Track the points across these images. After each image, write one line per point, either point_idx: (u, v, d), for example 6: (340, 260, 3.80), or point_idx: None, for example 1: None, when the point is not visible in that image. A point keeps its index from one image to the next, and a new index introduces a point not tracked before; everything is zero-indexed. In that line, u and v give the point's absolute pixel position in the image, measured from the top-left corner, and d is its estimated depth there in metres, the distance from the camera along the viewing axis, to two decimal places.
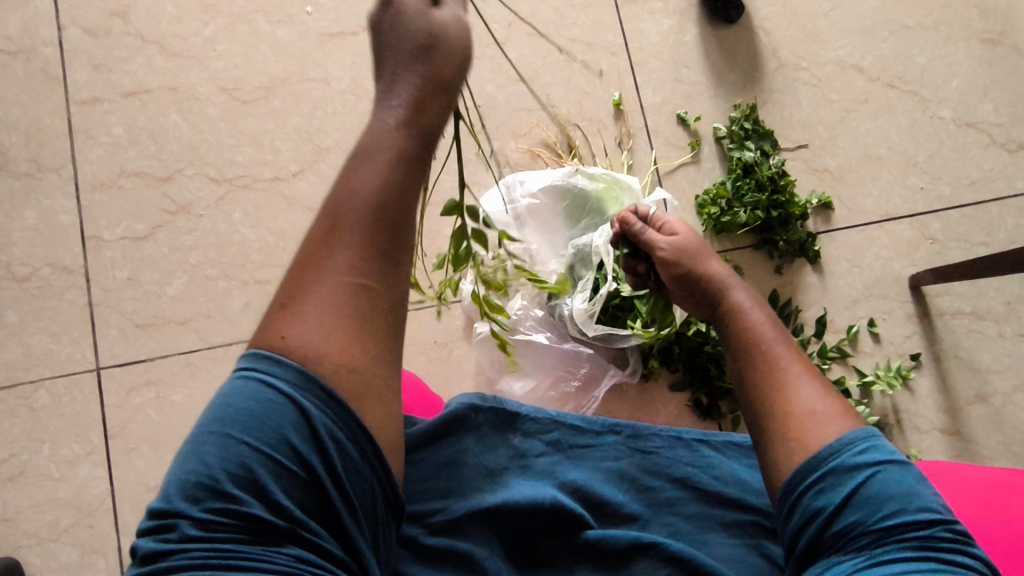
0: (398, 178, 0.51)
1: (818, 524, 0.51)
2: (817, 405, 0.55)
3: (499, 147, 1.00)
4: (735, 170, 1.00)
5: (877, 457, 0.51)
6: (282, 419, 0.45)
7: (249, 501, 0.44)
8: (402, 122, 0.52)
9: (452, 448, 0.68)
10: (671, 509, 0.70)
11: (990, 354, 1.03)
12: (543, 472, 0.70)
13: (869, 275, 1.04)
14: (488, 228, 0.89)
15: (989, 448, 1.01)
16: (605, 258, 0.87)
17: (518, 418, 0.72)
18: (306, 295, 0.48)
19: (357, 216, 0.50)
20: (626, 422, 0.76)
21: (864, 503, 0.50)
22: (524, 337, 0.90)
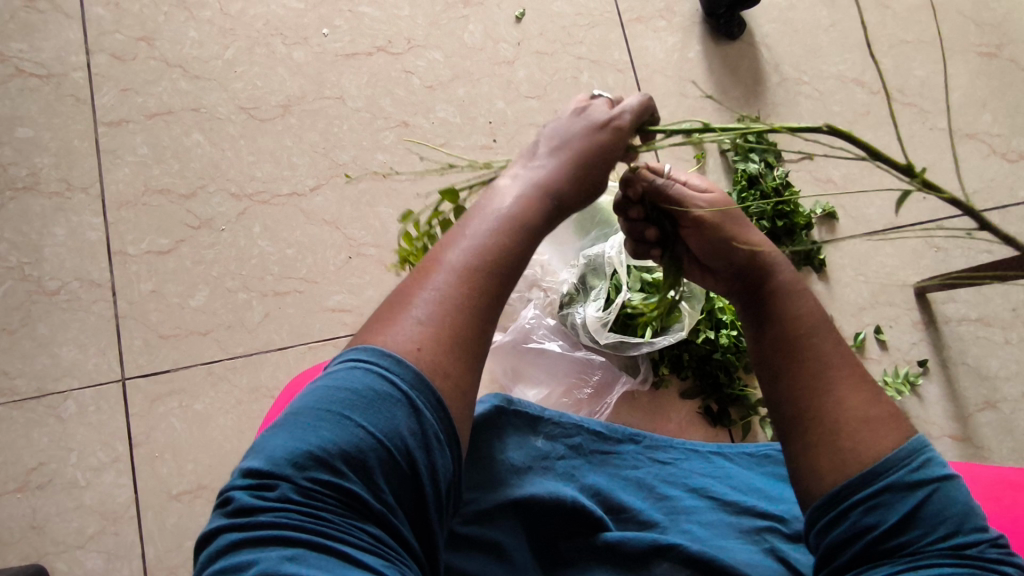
0: (533, 232, 0.54)
1: (871, 538, 0.50)
2: (869, 411, 0.54)
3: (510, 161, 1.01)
4: (740, 181, 1.03)
5: (933, 474, 0.50)
6: (398, 408, 0.45)
7: (351, 478, 0.43)
8: (548, 173, 0.56)
9: (479, 444, 0.70)
10: (687, 516, 0.71)
11: (998, 360, 1.05)
12: (564, 475, 0.72)
13: (874, 283, 1.06)
14: None
15: (1000, 453, 1.02)
16: (618, 268, 0.89)
17: (542, 421, 0.75)
18: (434, 314, 0.48)
19: (497, 250, 0.51)
20: (644, 434, 0.79)
21: (921, 523, 0.49)
22: (537, 345, 0.92)
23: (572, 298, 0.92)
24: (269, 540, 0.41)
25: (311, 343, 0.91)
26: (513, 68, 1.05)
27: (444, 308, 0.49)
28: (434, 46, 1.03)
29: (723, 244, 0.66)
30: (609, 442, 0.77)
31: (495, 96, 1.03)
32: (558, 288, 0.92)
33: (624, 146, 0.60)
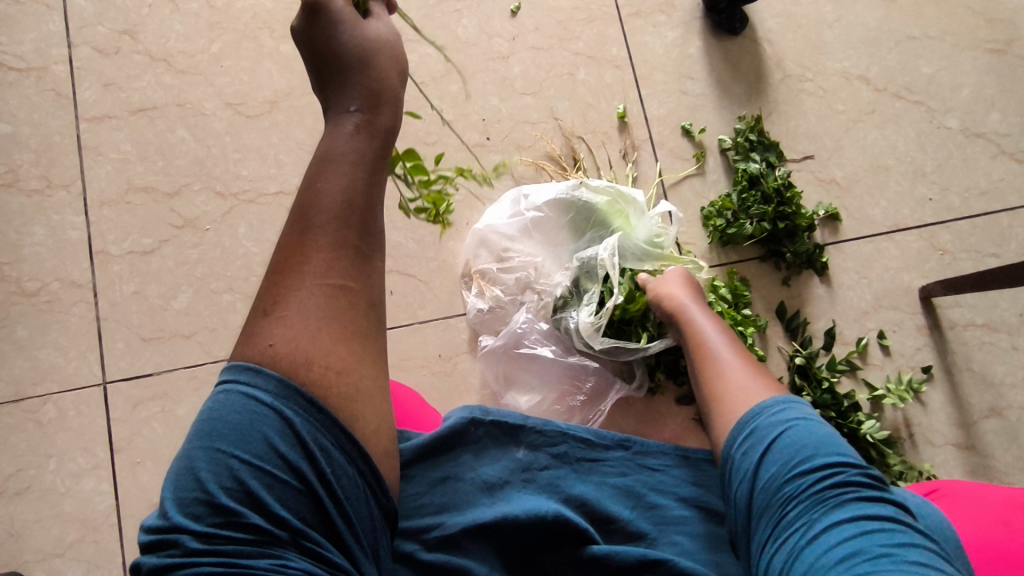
0: (359, 177, 0.51)
1: (748, 481, 0.58)
2: (746, 384, 0.65)
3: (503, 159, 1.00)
4: (741, 182, 1.00)
5: (788, 417, 0.59)
6: (263, 423, 0.46)
7: (246, 512, 0.45)
8: (351, 132, 0.52)
9: (451, 459, 0.67)
10: (677, 528, 0.68)
11: (1004, 366, 1.02)
12: (547, 487, 0.69)
13: (878, 287, 1.03)
14: (494, 241, 0.92)
15: (1005, 463, 0.99)
16: (611, 271, 0.87)
17: (522, 431, 0.71)
18: (285, 301, 0.49)
19: (325, 215, 0.50)
20: (634, 439, 0.75)
21: (779, 455, 0.57)
22: (528, 351, 0.90)
23: (566, 302, 0.90)
24: None
25: None
26: (508, 64, 1.03)
27: (289, 289, 0.49)
28: (428, 42, 1.01)
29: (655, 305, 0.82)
30: (595, 449, 0.73)
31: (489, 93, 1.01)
32: (552, 291, 0.90)
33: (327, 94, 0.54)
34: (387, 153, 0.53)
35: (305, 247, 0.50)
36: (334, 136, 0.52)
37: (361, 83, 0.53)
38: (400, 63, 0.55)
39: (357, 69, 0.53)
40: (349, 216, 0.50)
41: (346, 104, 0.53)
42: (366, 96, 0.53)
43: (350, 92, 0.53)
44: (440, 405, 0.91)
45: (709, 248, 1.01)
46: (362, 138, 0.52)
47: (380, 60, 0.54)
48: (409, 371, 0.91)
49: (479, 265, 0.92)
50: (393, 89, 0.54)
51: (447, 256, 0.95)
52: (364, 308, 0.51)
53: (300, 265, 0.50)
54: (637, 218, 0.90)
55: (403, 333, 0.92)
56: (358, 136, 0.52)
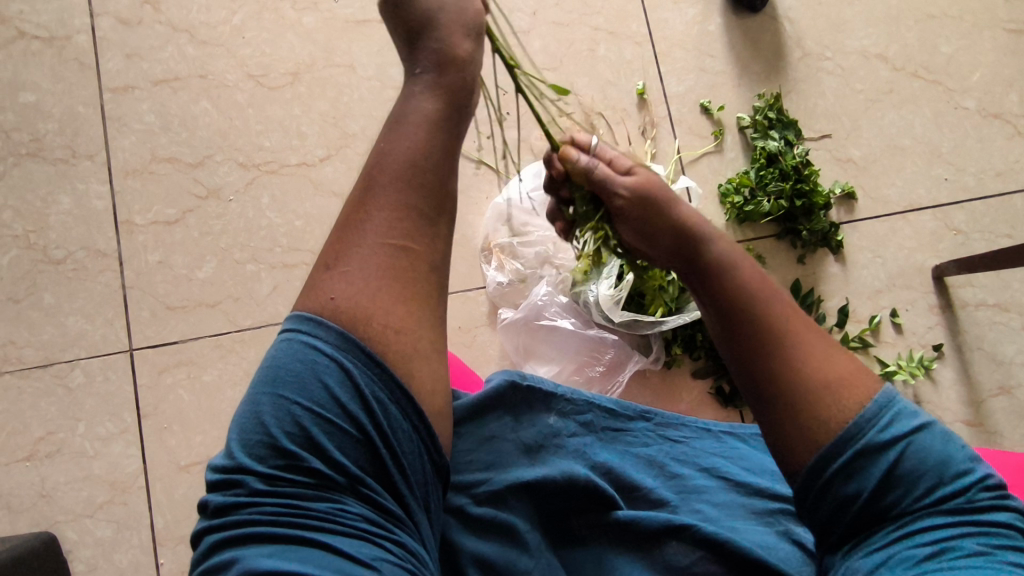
0: (427, 139, 0.54)
1: (855, 507, 0.51)
2: (837, 371, 0.54)
3: (523, 134, 1.00)
4: (759, 159, 1.01)
5: (905, 428, 0.52)
6: (325, 373, 0.48)
7: (308, 457, 0.46)
8: (420, 97, 0.55)
9: (492, 420, 0.68)
10: (699, 496, 0.70)
11: (1013, 345, 1.03)
12: (576, 453, 0.70)
13: (892, 265, 1.04)
14: (513, 216, 0.94)
15: (1012, 439, 1.01)
16: None
17: (555, 398, 0.72)
18: (348, 255, 0.51)
19: (391, 176, 0.52)
20: (656, 410, 0.76)
21: (896, 481, 0.51)
22: (548, 323, 0.91)
23: None
24: (247, 537, 0.45)
25: None
26: (528, 39, 1.03)
27: (353, 245, 0.51)
28: None
29: (650, 231, 0.64)
30: (621, 419, 0.75)
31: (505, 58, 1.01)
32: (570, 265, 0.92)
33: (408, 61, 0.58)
34: (458, 117, 0.56)
35: (368, 206, 0.52)
36: (408, 102, 0.55)
37: (434, 47, 0.56)
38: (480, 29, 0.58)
39: (427, 32, 0.56)
40: (413, 174, 0.52)
41: (419, 69, 0.56)
42: (435, 58, 0.56)
43: (424, 58, 0.56)
44: None
45: (726, 224, 1.01)
46: (432, 104, 0.55)
47: (457, 25, 0.57)
48: None
49: (498, 239, 0.94)
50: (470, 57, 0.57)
51: (468, 229, 0.96)
52: (427, 268, 0.52)
53: (363, 221, 0.52)
54: None
55: None
56: (429, 101, 0.55)
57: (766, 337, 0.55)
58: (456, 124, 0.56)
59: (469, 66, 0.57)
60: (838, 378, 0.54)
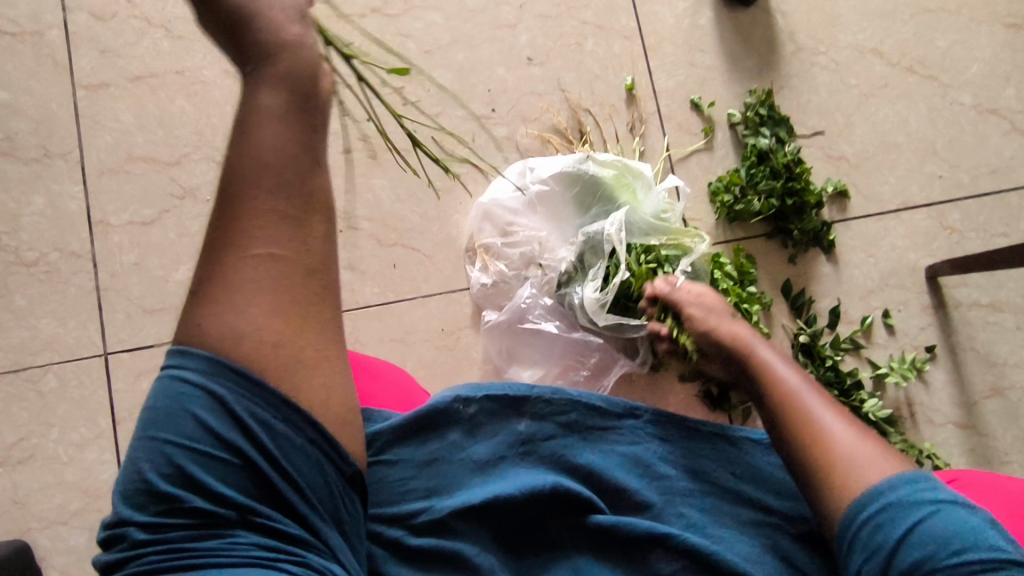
0: (281, 141, 0.53)
1: (885, 561, 0.56)
2: (855, 449, 0.61)
3: (508, 132, 0.98)
4: (750, 157, 0.98)
5: (933, 496, 0.57)
6: (192, 405, 0.49)
7: (186, 496, 0.48)
8: (257, 95, 0.54)
9: (445, 436, 0.66)
10: (685, 500, 0.69)
11: (1007, 346, 1.02)
12: (552, 458, 0.69)
13: (885, 265, 1.02)
14: (498, 215, 0.92)
15: (1004, 442, 1.00)
16: (617, 246, 0.86)
17: (527, 401, 0.70)
18: (218, 283, 0.51)
19: (250, 185, 0.52)
20: (645, 407, 0.73)
21: (917, 536, 0.55)
22: (532, 326, 0.89)
23: (570, 277, 0.89)
24: None
25: None
26: (514, 33, 1.00)
27: (220, 273, 0.51)
28: (433, 9, 0.99)
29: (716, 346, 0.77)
30: (607, 418, 0.72)
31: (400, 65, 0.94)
32: (557, 266, 0.89)
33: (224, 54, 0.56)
34: (303, 115, 0.54)
35: (237, 224, 0.52)
36: (250, 103, 0.54)
37: (259, 42, 0.54)
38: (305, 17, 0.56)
39: (248, 26, 0.54)
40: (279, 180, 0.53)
41: (251, 67, 0.54)
42: (261, 52, 0.54)
43: (245, 53, 0.54)
44: (443, 379, 0.91)
45: (715, 224, 0.99)
46: (276, 98, 0.53)
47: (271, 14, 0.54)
48: (412, 345, 0.91)
49: (483, 240, 0.92)
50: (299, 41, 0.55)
51: (451, 228, 0.94)
52: (308, 271, 0.53)
53: (240, 240, 0.52)
54: (644, 192, 0.89)
55: (406, 308, 0.92)
56: (265, 98, 0.53)
57: (798, 423, 0.65)
58: (309, 121, 0.55)
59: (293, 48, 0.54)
60: (852, 454, 0.61)
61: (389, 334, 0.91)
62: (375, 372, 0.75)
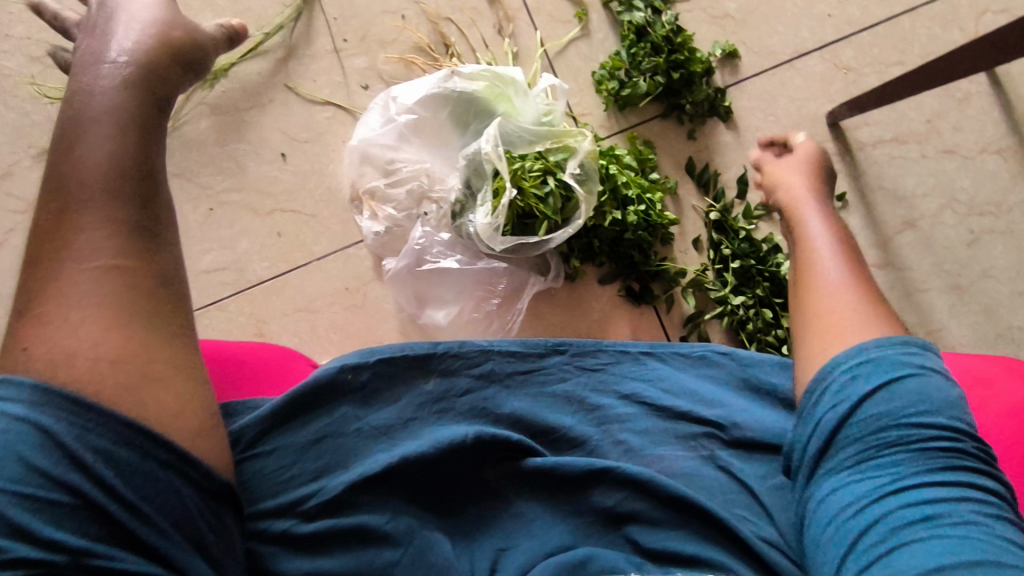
0: (120, 145, 0.52)
1: (839, 417, 0.55)
2: (853, 304, 0.61)
3: (367, 61, 0.89)
4: (628, 36, 0.92)
5: (918, 363, 0.55)
6: (15, 443, 0.42)
7: (7, 548, 0.40)
8: (108, 97, 0.53)
9: (331, 414, 0.64)
10: (622, 425, 0.69)
11: (914, 178, 1.02)
12: (470, 412, 0.67)
13: (786, 121, 0.99)
14: (375, 155, 0.86)
15: (922, 271, 1.02)
16: (498, 163, 0.79)
17: (432, 359, 0.68)
18: (44, 296, 0.47)
19: (87, 192, 0.50)
20: (571, 341, 0.73)
21: (883, 403, 0.53)
22: (432, 265, 0.84)
23: (463, 206, 0.84)
24: None
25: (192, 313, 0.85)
26: None
27: (46, 279, 0.48)
28: None
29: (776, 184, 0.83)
30: (529, 359, 0.71)
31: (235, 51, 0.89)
32: (449, 196, 0.84)
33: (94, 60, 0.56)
34: (156, 120, 0.56)
35: (66, 231, 0.49)
36: (96, 97, 0.53)
37: (138, 35, 0.58)
38: (185, 28, 0.63)
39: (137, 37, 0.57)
40: (116, 169, 0.51)
41: (120, 60, 0.56)
42: (133, 60, 0.56)
43: (115, 41, 0.57)
44: (360, 338, 0.88)
45: (607, 115, 0.94)
46: (129, 105, 0.54)
47: (146, 20, 0.60)
48: (319, 312, 0.87)
49: (366, 184, 0.86)
50: (185, 48, 0.62)
51: (331, 181, 0.88)
52: (142, 267, 0.50)
53: (71, 238, 0.49)
54: (520, 99, 0.83)
55: (302, 276, 0.87)
56: (115, 84, 0.54)
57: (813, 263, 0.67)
58: (153, 131, 0.55)
59: (180, 51, 0.61)
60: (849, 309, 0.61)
61: (295, 305, 0.87)
62: (239, 360, 0.69)
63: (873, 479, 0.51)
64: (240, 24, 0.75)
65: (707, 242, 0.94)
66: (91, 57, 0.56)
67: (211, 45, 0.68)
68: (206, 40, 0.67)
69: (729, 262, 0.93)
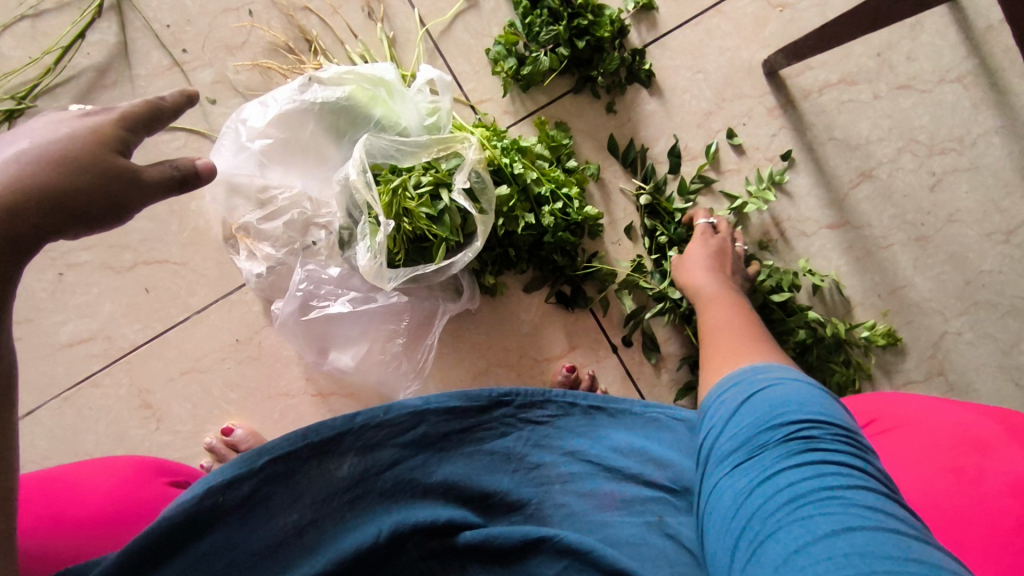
0: None
1: (714, 433, 0.54)
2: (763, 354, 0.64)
3: (215, 73, 0.75)
4: (521, 2, 0.77)
5: (778, 374, 0.54)
6: None
7: None
8: None
9: (195, 555, 0.49)
10: (565, 487, 0.61)
11: (868, 121, 0.88)
12: (395, 490, 0.57)
13: (717, 78, 0.86)
14: (242, 185, 0.72)
15: (882, 224, 0.88)
16: (365, 195, 0.66)
17: (343, 441, 0.55)
18: None
19: None
20: (519, 390, 0.63)
21: (749, 406, 0.52)
22: (321, 311, 0.74)
23: (351, 233, 0.72)
24: None
25: (63, 394, 0.76)
26: None
27: None
28: None
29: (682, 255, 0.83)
30: (469, 416, 0.61)
31: (45, 79, 0.73)
32: (335, 221, 0.73)
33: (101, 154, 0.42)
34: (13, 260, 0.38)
35: None
36: None
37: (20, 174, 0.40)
38: (117, 169, 0.42)
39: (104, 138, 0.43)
40: None
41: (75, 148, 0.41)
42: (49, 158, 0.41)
43: None
44: (261, 392, 0.77)
45: (509, 99, 0.81)
46: None
47: (45, 153, 0.41)
48: (208, 372, 0.77)
49: (239, 220, 0.73)
50: (90, 197, 0.42)
51: (201, 219, 0.77)
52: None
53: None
54: (397, 101, 0.71)
55: (183, 333, 0.76)
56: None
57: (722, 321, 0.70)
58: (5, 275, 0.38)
59: (80, 203, 0.41)
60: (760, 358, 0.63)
61: (177, 368, 0.76)
62: (55, 514, 0.56)
63: (740, 474, 0.48)
64: (193, 92, 0.47)
65: (641, 228, 0.84)
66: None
67: (151, 190, 0.44)
68: (144, 179, 0.43)
69: (667, 250, 0.83)
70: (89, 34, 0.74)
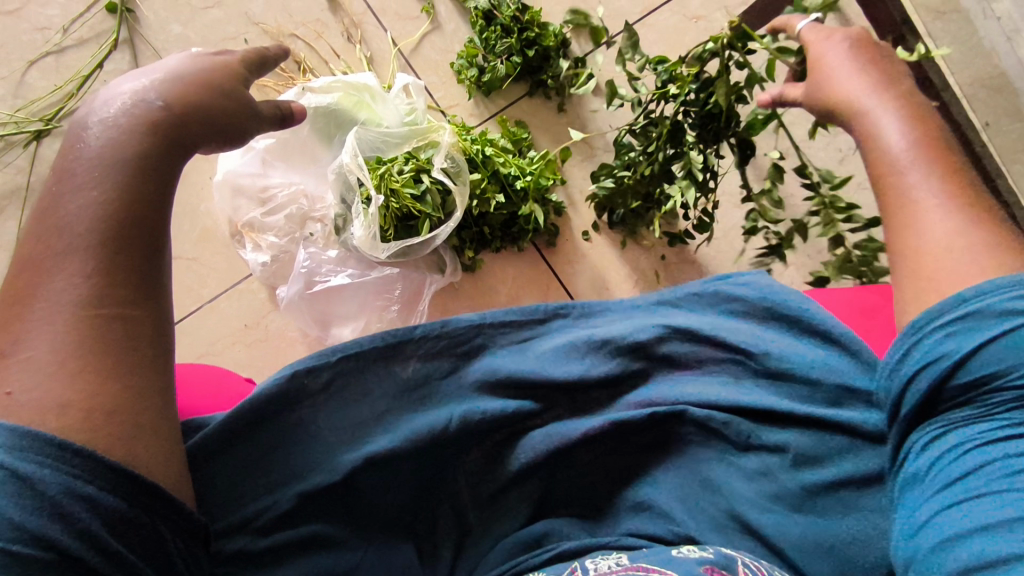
0: (138, 182, 0.44)
1: (942, 372, 0.42)
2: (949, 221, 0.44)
3: None
4: (477, 22, 0.90)
5: None
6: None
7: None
8: (144, 113, 0.46)
9: (281, 426, 0.54)
10: (636, 363, 0.60)
11: None
12: (461, 389, 0.58)
13: None
14: (247, 185, 0.83)
15: None
16: (360, 174, 0.78)
17: (405, 345, 0.58)
18: (32, 332, 0.40)
19: (73, 238, 0.42)
20: (574, 302, 0.64)
21: (1003, 352, 0.41)
22: (323, 285, 0.83)
23: (345, 220, 0.83)
24: None
25: None
26: None
27: (49, 330, 0.41)
28: None
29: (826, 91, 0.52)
30: (526, 325, 0.62)
31: (67, 103, 0.85)
32: (330, 212, 0.83)
33: (238, 83, 0.54)
34: (178, 158, 0.48)
35: (41, 269, 0.41)
36: (105, 131, 0.45)
37: (184, 92, 0.49)
38: (244, 99, 0.54)
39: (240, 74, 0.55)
40: (109, 247, 0.43)
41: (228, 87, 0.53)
42: (197, 83, 0.50)
43: (152, 86, 0.48)
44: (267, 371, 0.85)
45: (473, 102, 0.94)
46: (145, 135, 0.46)
47: (187, 72, 0.51)
48: (220, 355, 0.85)
49: (243, 217, 0.84)
50: (227, 115, 0.52)
51: (209, 218, 0.87)
52: (134, 348, 0.43)
53: (55, 286, 0.41)
54: (378, 103, 0.82)
55: (197, 321, 0.86)
56: (136, 134, 0.45)
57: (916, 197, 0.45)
58: (172, 174, 0.47)
59: (222, 120, 0.51)
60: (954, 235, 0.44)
61: (194, 352, 0.85)
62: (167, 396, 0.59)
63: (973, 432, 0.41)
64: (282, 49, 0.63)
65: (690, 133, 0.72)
66: (114, 93, 0.47)
67: (264, 120, 0.57)
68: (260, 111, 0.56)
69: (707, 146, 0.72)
70: (106, 63, 0.87)
